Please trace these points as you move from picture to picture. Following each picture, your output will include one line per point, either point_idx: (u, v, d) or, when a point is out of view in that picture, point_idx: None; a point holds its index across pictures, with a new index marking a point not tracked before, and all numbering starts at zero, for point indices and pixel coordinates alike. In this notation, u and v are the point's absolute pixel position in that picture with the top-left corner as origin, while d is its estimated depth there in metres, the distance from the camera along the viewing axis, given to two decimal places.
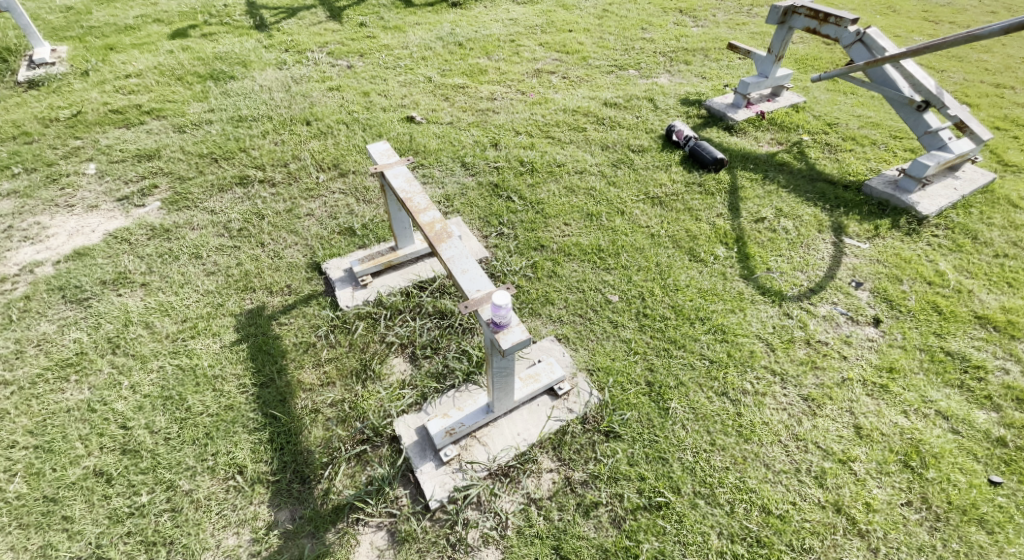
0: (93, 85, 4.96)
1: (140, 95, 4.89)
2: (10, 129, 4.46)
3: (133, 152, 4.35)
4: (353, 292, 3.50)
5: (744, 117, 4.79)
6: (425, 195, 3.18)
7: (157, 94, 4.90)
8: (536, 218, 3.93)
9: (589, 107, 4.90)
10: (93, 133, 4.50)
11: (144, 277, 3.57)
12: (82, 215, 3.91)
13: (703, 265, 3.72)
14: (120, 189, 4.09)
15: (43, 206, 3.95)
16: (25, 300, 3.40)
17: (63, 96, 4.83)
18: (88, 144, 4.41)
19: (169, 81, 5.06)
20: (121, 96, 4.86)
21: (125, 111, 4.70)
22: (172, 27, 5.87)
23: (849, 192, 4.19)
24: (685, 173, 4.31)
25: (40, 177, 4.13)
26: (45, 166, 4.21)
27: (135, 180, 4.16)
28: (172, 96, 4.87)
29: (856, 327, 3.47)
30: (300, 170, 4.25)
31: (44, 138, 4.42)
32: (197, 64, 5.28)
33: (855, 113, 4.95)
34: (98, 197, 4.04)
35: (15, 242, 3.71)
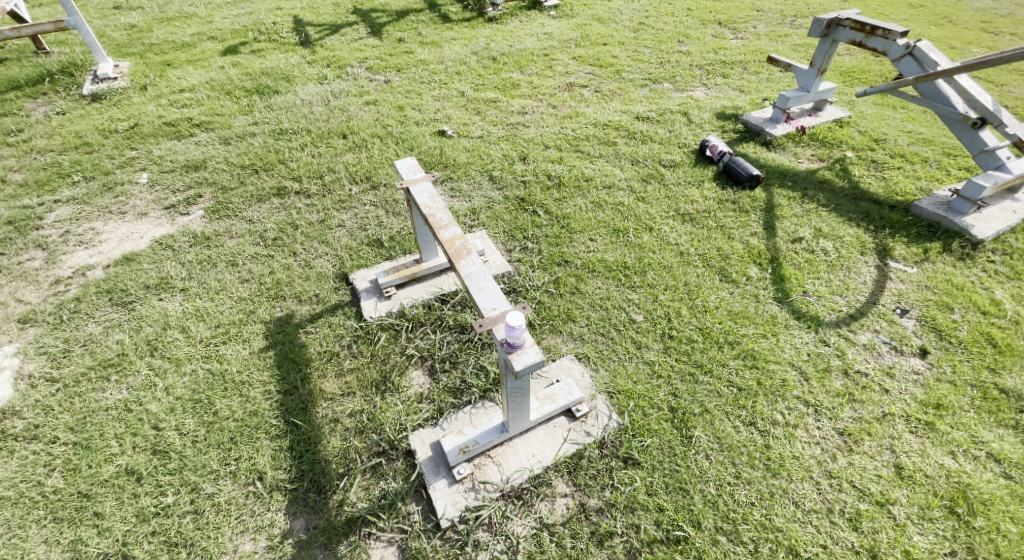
0: (150, 99, 5.25)
1: (191, 108, 5.14)
2: (73, 140, 4.77)
3: (182, 163, 4.56)
4: (377, 303, 3.55)
5: (784, 132, 4.61)
6: (448, 212, 3.20)
7: (206, 107, 5.14)
8: (561, 233, 3.88)
9: (620, 121, 4.83)
10: (147, 145, 4.76)
11: (184, 282, 3.72)
12: (132, 223, 4.12)
13: (734, 286, 3.59)
14: (167, 198, 4.30)
15: (98, 212, 4.19)
16: (76, 301, 3.60)
17: (122, 109, 5.13)
18: (142, 154, 4.66)
19: (219, 95, 5.30)
20: (175, 109, 5.12)
21: (176, 124, 4.95)
22: (223, 44, 6.16)
23: (897, 213, 3.96)
24: (718, 190, 4.18)
25: (97, 186, 4.39)
26: (103, 175, 4.47)
27: (181, 190, 4.36)
28: (220, 109, 5.10)
29: (900, 358, 3.26)
30: (334, 182, 4.36)
31: (103, 148, 4.71)
32: (244, 79, 5.51)
33: (907, 128, 4.69)
34: (148, 205, 4.25)
35: (71, 246, 3.94)
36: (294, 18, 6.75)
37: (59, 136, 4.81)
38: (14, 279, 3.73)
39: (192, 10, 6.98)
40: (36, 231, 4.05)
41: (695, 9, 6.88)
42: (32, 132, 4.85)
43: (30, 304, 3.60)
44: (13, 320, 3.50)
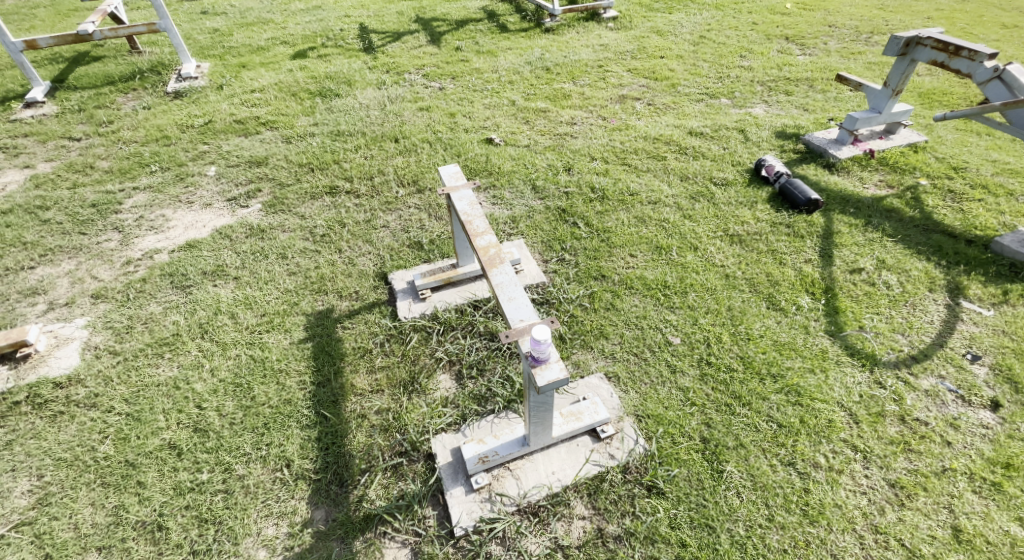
0: (224, 98, 5.60)
1: (260, 108, 5.43)
2: (155, 133, 5.14)
3: (246, 158, 4.82)
4: (412, 304, 3.58)
5: (851, 155, 4.34)
6: (485, 219, 3.20)
7: (273, 107, 5.42)
8: (600, 246, 3.80)
9: (672, 135, 4.70)
10: (218, 140, 5.06)
11: (237, 271, 3.89)
12: (198, 212, 4.37)
13: (782, 315, 3.37)
14: (231, 190, 4.54)
15: (170, 201, 4.47)
16: (142, 282, 3.83)
17: (199, 106, 5.49)
18: (213, 149, 4.96)
19: (286, 96, 5.58)
20: (245, 108, 5.43)
21: (245, 122, 5.24)
22: (294, 48, 6.51)
23: (974, 249, 3.61)
24: (772, 212, 3.97)
25: (171, 176, 4.69)
26: (177, 167, 4.78)
27: (243, 184, 4.59)
28: (285, 110, 5.37)
29: (968, 409, 2.96)
30: (382, 184, 4.48)
31: (180, 142, 5.04)
32: (309, 82, 5.79)
33: (993, 156, 4.30)
34: (213, 196, 4.50)
35: (143, 231, 4.22)
36: (361, 26, 7.04)
37: (143, 129, 5.19)
38: (91, 257, 4.03)
39: (270, 16, 7.41)
40: (115, 215, 4.36)
41: (761, 24, 6.63)
42: (120, 124, 5.27)
43: (102, 281, 3.87)
44: (86, 295, 3.77)
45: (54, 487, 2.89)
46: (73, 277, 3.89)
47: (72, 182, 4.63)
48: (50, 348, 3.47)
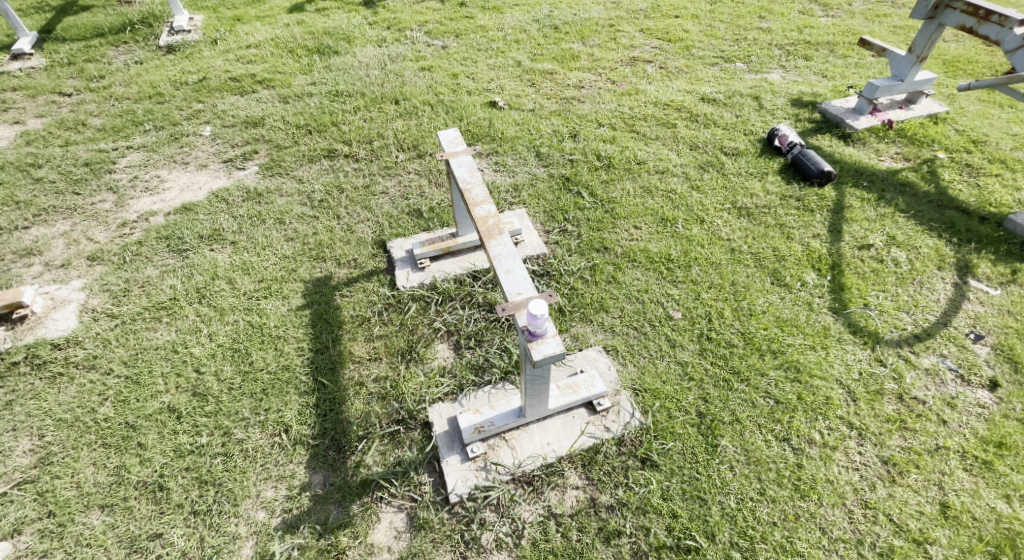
0: (219, 53, 5.42)
1: (256, 65, 5.26)
2: (148, 89, 4.99)
3: (243, 118, 4.68)
4: (410, 274, 3.53)
5: (867, 126, 4.21)
6: (484, 188, 3.12)
7: (269, 64, 5.24)
8: (604, 218, 3.72)
9: (683, 101, 4.55)
10: (213, 98, 4.91)
11: (234, 236, 3.82)
12: (193, 173, 4.28)
13: (786, 291, 3.32)
14: (227, 152, 4.43)
15: (165, 161, 4.37)
16: (138, 245, 3.77)
17: (193, 62, 5.32)
18: (208, 108, 4.83)
19: (283, 53, 5.40)
20: (241, 65, 5.26)
21: (241, 79, 5.08)
22: (292, 2, 6.27)
23: (987, 226, 3.53)
24: (782, 184, 3.87)
25: (166, 135, 4.57)
26: (171, 126, 4.66)
27: (240, 145, 4.48)
28: (282, 67, 5.20)
29: (966, 389, 2.94)
30: (382, 148, 4.37)
31: (173, 99, 4.90)
32: (308, 38, 5.59)
33: (1012, 130, 4.16)
34: (209, 157, 4.39)
35: (138, 192, 4.14)
36: None
37: (136, 85, 5.04)
38: (87, 218, 3.96)
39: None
40: (109, 175, 4.27)
41: None
42: (112, 79, 5.11)
43: (98, 243, 3.81)
44: (82, 257, 3.72)
45: (55, 447, 2.89)
46: (68, 238, 3.83)
47: (64, 139, 4.52)
48: (47, 310, 3.44)
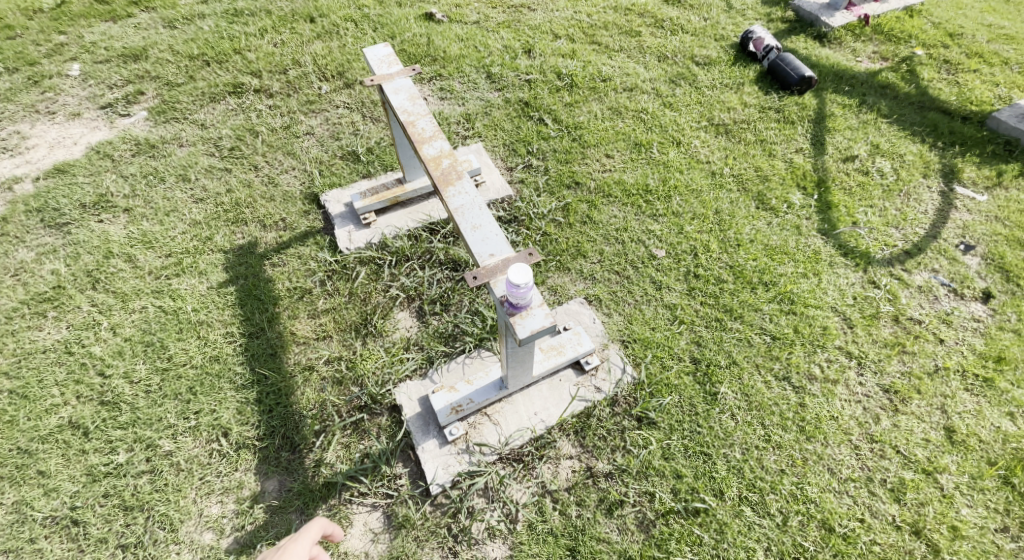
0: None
1: None
2: None
3: (119, 51, 3.82)
4: (353, 232, 3.02)
5: (843, 22, 3.85)
6: (431, 119, 2.60)
7: None
8: (571, 148, 3.29)
9: (646, 5, 4.07)
10: (78, 28, 3.99)
11: (127, 201, 3.15)
12: (63, 125, 3.48)
13: (773, 216, 3.05)
14: (104, 95, 3.62)
15: (24, 112, 3.53)
16: (3, 222, 3.05)
17: None
18: (73, 40, 3.91)
19: None
20: None
21: (112, 2, 4.16)
22: None
23: (970, 127, 3.34)
24: (760, 95, 3.52)
25: (21, 79, 3.68)
26: (27, 66, 3.75)
27: (120, 85, 3.67)
28: None
29: (959, 303, 2.83)
30: (300, 78, 3.67)
31: (26, 32, 3.94)
32: None
33: (986, 21, 3.92)
34: (81, 104, 3.58)
35: None
36: None
37: None
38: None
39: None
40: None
41: None
42: None
43: None
44: None
45: None
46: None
47: None
48: None
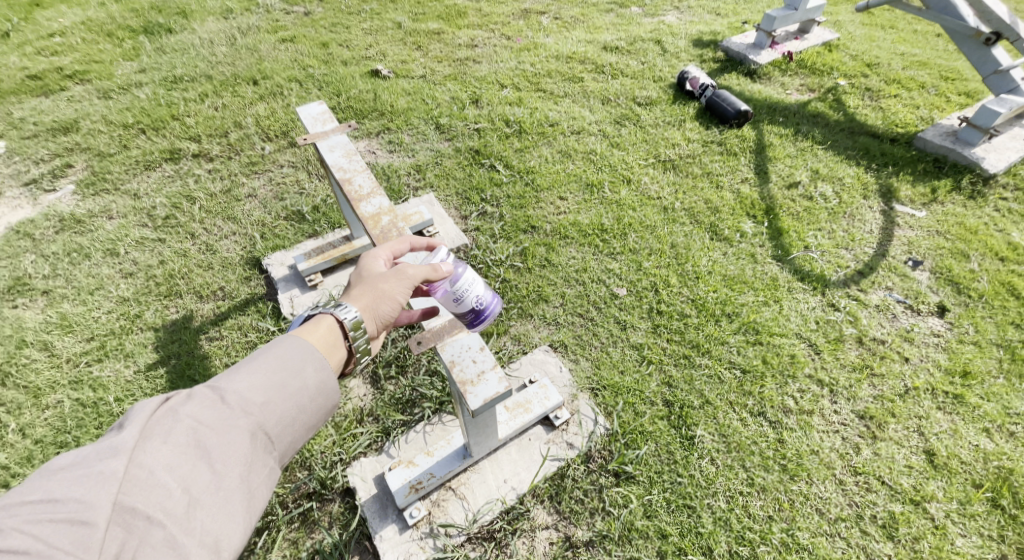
0: (14, 46, 4.28)
1: (64, 56, 4.18)
2: None
3: (49, 125, 3.67)
4: (297, 296, 2.88)
5: (769, 59, 4.05)
6: (368, 174, 2.51)
7: (81, 53, 4.20)
8: (526, 192, 3.30)
9: (586, 53, 4.20)
10: (7, 105, 3.81)
11: (47, 282, 2.91)
12: None
13: (727, 246, 3.09)
14: (28, 171, 3.43)
15: None
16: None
17: None
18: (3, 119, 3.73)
19: (97, 38, 4.37)
20: (43, 58, 4.16)
21: (44, 76, 4.00)
22: None
23: (899, 147, 3.52)
24: (702, 129, 3.64)
25: None
26: None
27: (46, 159, 3.49)
28: (98, 55, 4.18)
29: (917, 318, 2.87)
30: (242, 140, 3.60)
31: None
32: (128, 16, 4.60)
33: (899, 51, 4.19)
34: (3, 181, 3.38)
35: None
36: None
37: None
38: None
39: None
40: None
41: None
42: None
43: None
44: None
45: None
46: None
47: None
48: None
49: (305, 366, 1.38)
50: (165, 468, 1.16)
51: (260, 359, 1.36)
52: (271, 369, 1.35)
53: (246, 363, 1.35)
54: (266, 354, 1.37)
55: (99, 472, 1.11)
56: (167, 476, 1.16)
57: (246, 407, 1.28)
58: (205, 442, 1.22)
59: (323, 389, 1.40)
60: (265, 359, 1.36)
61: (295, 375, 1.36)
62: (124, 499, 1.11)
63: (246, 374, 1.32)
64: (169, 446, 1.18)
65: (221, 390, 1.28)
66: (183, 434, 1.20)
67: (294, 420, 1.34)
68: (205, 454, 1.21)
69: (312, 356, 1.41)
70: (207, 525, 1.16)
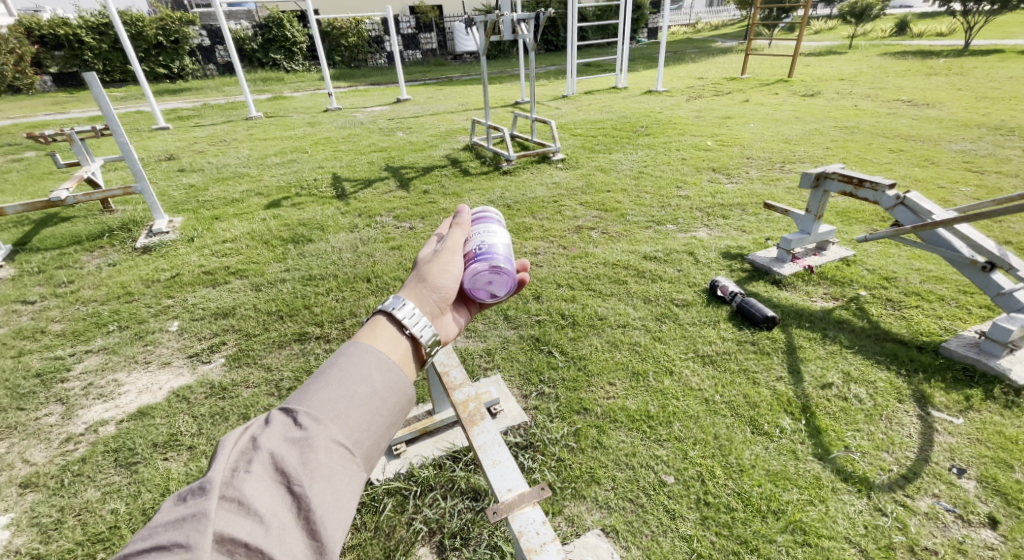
0: (195, 249, 5.41)
1: (230, 257, 5.25)
2: (117, 290, 4.78)
3: (212, 310, 4.46)
4: (386, 463, 3.34)
5: (792, 271, 4.63)
6: (462, 370, 3.09)
7: (244, 256, 5.25)
8: (578, 376, 3.77)
9: (629, 261, 4.93)
10: (184, 292, 4.73)
11: (193, 439, 3.36)
12: (154, 372, 3.88)
13: (768, 440, 3.36)
14: (193, 346, 4.10)
15: (125, 362, 3.99)
16: (81, 463, 3.24)
17: (167, 260, 5.24)
18: (178, 302, 4.61)
19: (258, 244, 5.46)
20: (216, 258, 5.24)
21: (215, 272, 4.99)
22: (269, 199, 6.61)
23: (926, 354, 3.84)
24: (734, 330, 4.09)
25: (130, 335, 4.24)
26: (137, 324, 4.36)
27: (208, 337, 4.18)
28: (256, 257, 5.20)
29: (969, 529, 2.94)
30: (354, 326, 4.22)
31: (143, 297, 4.69)
32: (283, 229, 5.74)
33: (913, 265, 4.72)
34: (173, 354, 4.04)
35: (90, 400, 3.67)
36: (332, 175, 7.37)
37: (105, 286, 4.85)
38: (26, 437, 3.43)
39: (245, 172, 7.71)
40: (60, 384, 3.81)
41: (690, 159, 7.32)
42: (81, 283, 4.91)
43: (36, 465, 3.26)
44: (14, 484, 3.15)
45: None
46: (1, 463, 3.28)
47: (18, 349, 4.11)
48: None
49: (370, 370, 1.69)
50: (267, 471, 1.53)
51: (328, 371, 1.67)
52: (338, 380, 1.66)
53: (317, 376, 1.67)
54: (333, 365, 1.69)
55: (220, 480, 1.50)
56: (271, 474, 1.53)
57: (322, 413, 1.60)
58: (295, 446, 1.56)
59: (388, 386, 1.69)
60: (333, 371, 1.67)
61: (361, 380, 1.67)
62: (244, 497, 1.48)
63: (319, 387, 1.65)
64: (267, 452, 1.54)
65: (300, 402, 1.63)
66: (277, 440, 1.56)
67: (366, 416, 1.64)
68: (297, 454, 1.55)
69: (376, 358, 1.72)
70: (311, 509, 1.51)
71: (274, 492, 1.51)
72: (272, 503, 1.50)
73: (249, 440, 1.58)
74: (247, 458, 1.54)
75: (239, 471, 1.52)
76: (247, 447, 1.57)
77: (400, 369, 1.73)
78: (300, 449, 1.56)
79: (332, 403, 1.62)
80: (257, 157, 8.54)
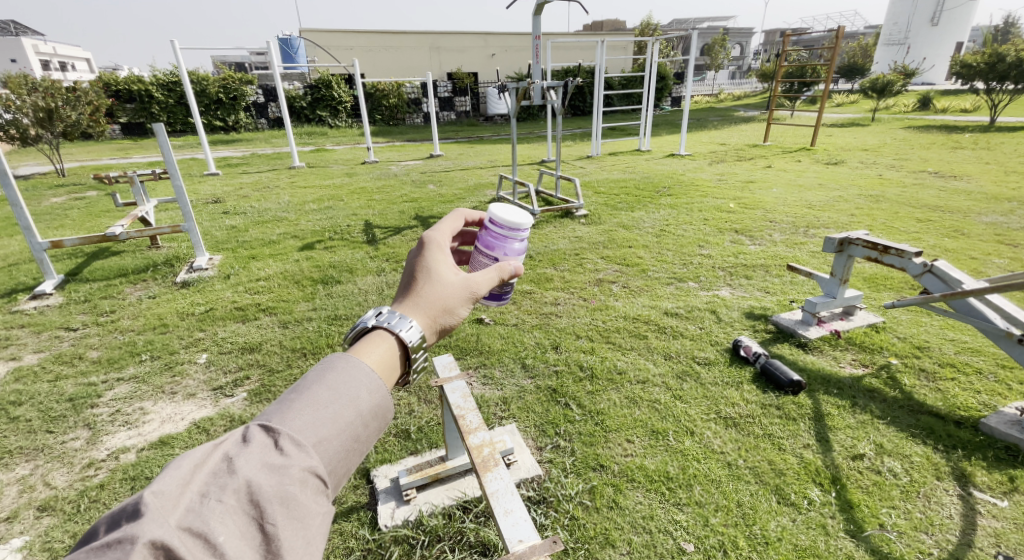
0: (229, 286, 5.63)
1: (262, 295, 5.43)
2: (154, 321, 4.99)
3: (240, 344, 4.59)
4: (395, 508, 3.25)
5: (818, 335, 4.56)
6: (479, 414, 3.05)
7: (275, 294, 5.43)
8: (595, 431, 3.70)
9: (649, 315, 4.94)
10: (216, 326, 4.89)
11: None
12: (179, 403, 3.96)
13: (796, 512, 3.17)
14: (218, 379, 4.20)
15: (152, 392, 4.09)
16: (98, 489, 3.26)
17: (204, 294, 5.47)
18: (209, 335, 4.77)
19: (289, 284, 5.65)
20: (248, 295, 5.43)
21: (246, 308, 5.16)
22: (303, 241, 6.88)
23: (965, 430, 3.65)
24: (758, 392, 3.99)
25: (160, 365, 4.38)
26: (168, 354, 4.51)
27: (233, 371, 4.28)
28: (286, 296, 5.38)
29: None
30: None
31: (177, 329, 4.86)
32: (314, 270, 5.95)
33: (946, 336, 4.60)
34: (198, 385, 4.14)
35: (115, 426, 3.76)
36: (365, 222, 7.67)
37: (143, 317, 5.06)
38: (50, 459, 3.51)
39: (284, 215, 8.09)
40: (90, 409, 3.92)
41: (712, 220, 7.40)
42: (121, 313, 5.14)
43: (56, 488, 3.30)
44: (32, 506, 3.19)
45: None
46: (23, 484, 3.33)
47: (55, 373, 4.27)
48: None
49: (359, 391, 1.66)
50: (238, 499, 1.46)
51: (316, 391, 1.63)
52: (324, 401, 1.62)
53: (303, 394, 1.63)
54: (321, 382, 1.66)
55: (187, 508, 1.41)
56: (243, 502, 1.46)
57: (304, 440, 1.56)
58: (271, 474, 1.50)
59: (373, 411, 1.67)
60: (320, 391, 1.63)
61: (348, 402, 1.64)
62: (211, 527, 1.40)
63: (304, 407, 1.60)
64: (241, 478, 1.47)
65: (283, 423, 1.57)
66: (254, 466, 1.50)
67: (350, 443, 1.61)
68: (273, 483, 1.49)
69: (365, 376, 1.69)
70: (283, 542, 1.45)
71: (244, 523, 1.44)
72: (242, 534, 1.43)
73: (221, 462, 1.51)
74: (219, 482, 1.47)
75: (209, 497, 1.44)
76: (218, 470, 1.49)
77: (388, 391, 1.72)
78: (279, 478, 1.50)
79: (316, 427, 1.57)
80: (294, 202, 8.96)
